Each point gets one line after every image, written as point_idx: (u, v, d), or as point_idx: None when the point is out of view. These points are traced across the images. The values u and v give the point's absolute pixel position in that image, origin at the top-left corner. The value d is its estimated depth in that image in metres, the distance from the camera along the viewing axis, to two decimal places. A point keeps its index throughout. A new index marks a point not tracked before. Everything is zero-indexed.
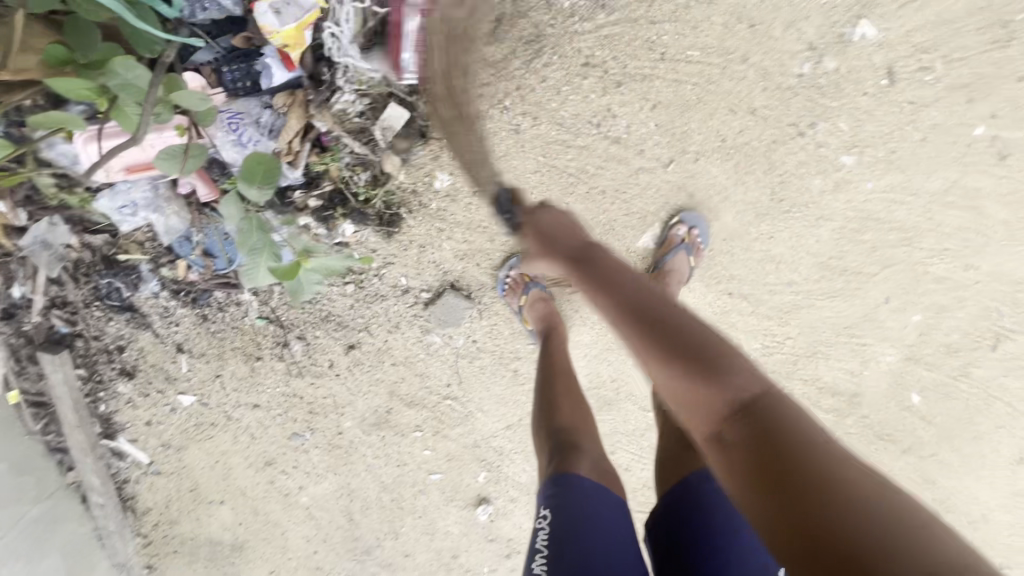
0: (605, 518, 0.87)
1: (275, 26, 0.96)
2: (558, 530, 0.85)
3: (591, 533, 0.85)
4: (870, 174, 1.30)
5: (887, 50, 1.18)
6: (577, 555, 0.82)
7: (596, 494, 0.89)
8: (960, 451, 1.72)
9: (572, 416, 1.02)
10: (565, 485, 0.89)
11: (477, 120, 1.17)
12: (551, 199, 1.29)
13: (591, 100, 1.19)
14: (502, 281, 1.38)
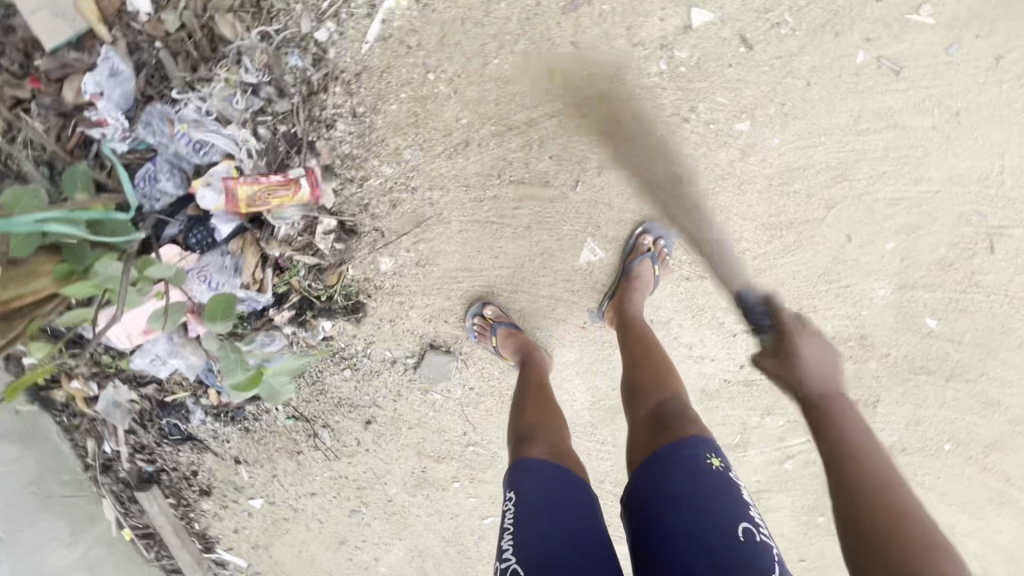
0: (562, 490, 1.06)
1: (216, 199, 1.19)
2: (523, 504, 1.04)
3: (549, 502, 1.04)
4: (771, 131, 1.34)
5: (733, 22, 1.24)
6: (537, 521, 1.01)
7: (551, 471, 1.09)
8: (995, 359, 1.63)
9: (540, 418, 1.25)
10: (526, 468, 1.09)
11: (394, 205, 1.34)
12: (486, 247, 1.44)
13: (485, 158, 1.33)
14: (471, 329, 1.50)
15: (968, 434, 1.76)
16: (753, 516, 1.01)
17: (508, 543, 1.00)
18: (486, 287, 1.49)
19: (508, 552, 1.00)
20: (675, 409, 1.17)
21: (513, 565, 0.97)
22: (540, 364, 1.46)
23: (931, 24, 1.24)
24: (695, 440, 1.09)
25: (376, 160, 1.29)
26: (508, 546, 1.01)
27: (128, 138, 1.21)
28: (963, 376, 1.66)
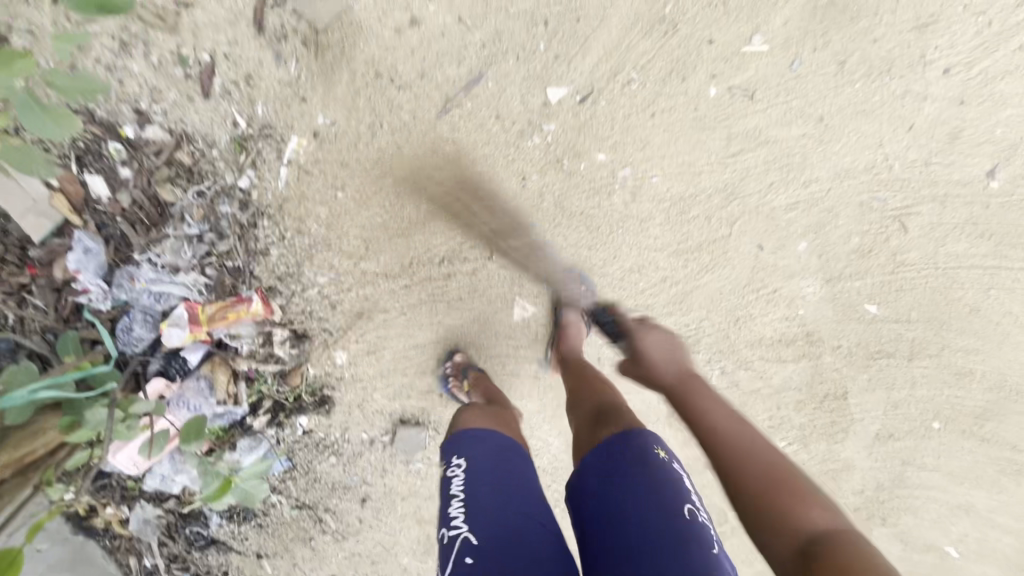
0: (509, 461, 1.11)
1: (183, 330, 1.40)
2: (471, 468, 1.09)
3: (498, 469, 1.09)
4: (651, 171, 1.46)
5: (588, 89, 1.38)
6: (487, 489, 1.04)
7: (495, 438, 1.16)
8: (950, 330, 1.62)
9: (495, 411, 1.27)
10: (469, 442, 1.14)
11: (335, 305, 1.51)
12: (426, 324, 1.59)
13: (404, 249, 1.50)
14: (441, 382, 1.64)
15: (953, 408, 1.72)
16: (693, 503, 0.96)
17: (458, 512, 1.03)
18: (436, 358, 1.63)
19: (459, 520, 1.02)
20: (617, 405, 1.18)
21: (465, 533, 0.99)
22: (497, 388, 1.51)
23: (767, 50, 1.36)
24: (634, 430, 1.05)
25: (309, 271, 1.48)
26: (459, 515, 1.03)
27: (109, 297, 1.45)
28: (925, 353, 1.65)
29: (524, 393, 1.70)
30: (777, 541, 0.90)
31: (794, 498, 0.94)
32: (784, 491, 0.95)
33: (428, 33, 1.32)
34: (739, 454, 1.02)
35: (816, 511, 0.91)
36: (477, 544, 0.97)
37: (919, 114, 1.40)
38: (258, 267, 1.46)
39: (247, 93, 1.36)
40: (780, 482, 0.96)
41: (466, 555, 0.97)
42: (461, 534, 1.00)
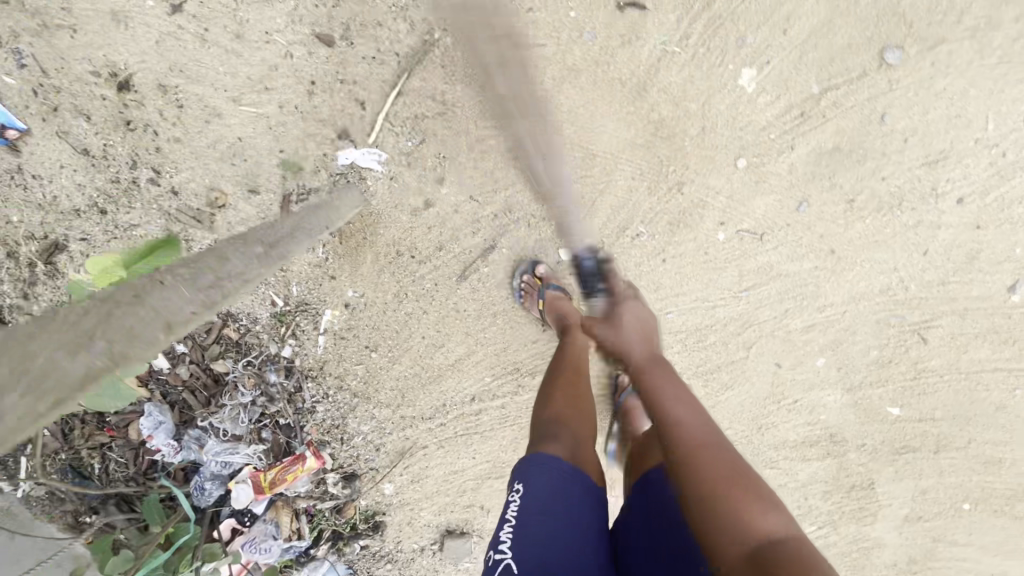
0: (576, 493, 0.94)
1: (247, 489, 1.55)
2: (535, 494, 0.91)
3: (565, 505, 0.91)
4: (667, 309, 1.49)
5: (599, 245, 1.42)
6: (539, 520, 0.88)
7: (570, 471, 0.95)
8: (976, 424, 1.64)
9: (568, 406, 1.09)
10: (547, 463, 0.95)
11: (379, 448, 1.65)
12: (463, 452, 1.70)
13: (437, 393, 1.61)
14: (518, 288, 1.44)
15: (984, 491, 1.74)
16: None
17: (508, 536, 0.89)
18: (476, 479, 1.75)
19: (505, 544, 0.88)
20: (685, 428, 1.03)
21: (506, 561, 0.86)
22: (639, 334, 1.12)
23: (776, 193, 1.36)
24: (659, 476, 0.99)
25: (353, 422, 1.61)
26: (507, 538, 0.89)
27: (178, 451, 1.55)
28: (951, 445, 1.68)
29: None
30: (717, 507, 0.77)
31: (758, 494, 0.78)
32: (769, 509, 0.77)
33: (441, 213, 1.38)
34: (687, 439, 0.87)
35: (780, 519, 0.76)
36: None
37: (934, 240, 1.39)
38: (307, 428, 1.59)
39: (282, 277, 1.46)
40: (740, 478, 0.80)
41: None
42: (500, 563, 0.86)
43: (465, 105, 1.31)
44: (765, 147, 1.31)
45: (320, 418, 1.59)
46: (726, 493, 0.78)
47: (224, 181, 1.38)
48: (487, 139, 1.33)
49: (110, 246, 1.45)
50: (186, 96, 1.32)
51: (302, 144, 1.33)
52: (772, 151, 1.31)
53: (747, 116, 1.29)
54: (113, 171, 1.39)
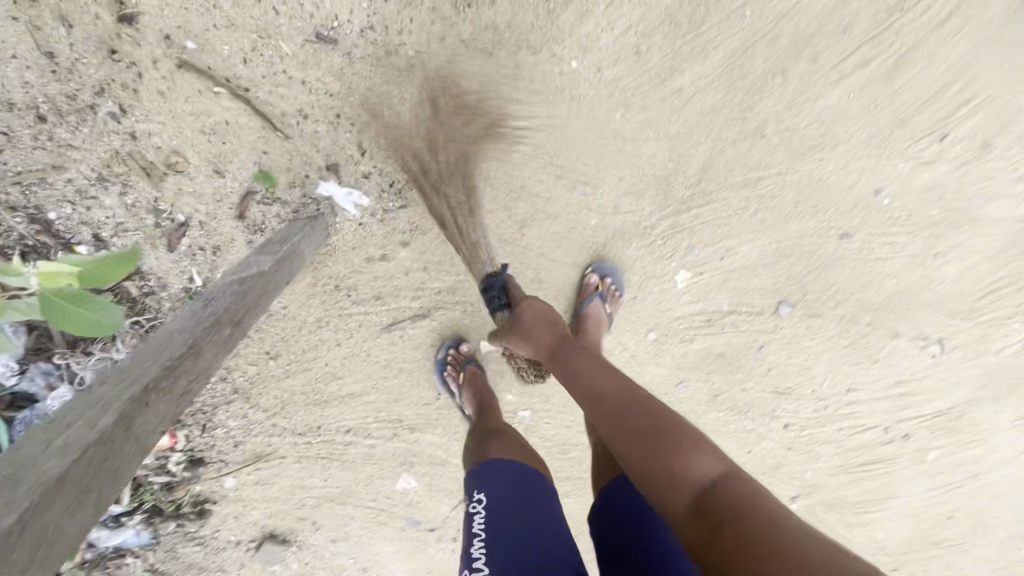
0: (541, 493, 1.00)
1: None
2: (495, 501, 0.97)
3: (523, 503, 0.96)
4: (547, 420, 1.68)
5: (515, 350, 1.58)
6: (507, 523, 0.93)
7: (522, 472, 1.02)
8: None
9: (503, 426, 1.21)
10: (497, 469, 1.01)
11: (238, 444, 1.65)
12: (318, 473, 1.75)
13: (315, 415, 1.65)
14: (441, 360, 1.54)
15: None
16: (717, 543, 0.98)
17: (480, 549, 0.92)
18: (318, 497, 1.80)
19: (478, 561, 0.91)
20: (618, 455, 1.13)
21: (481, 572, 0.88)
22: (549, 323, 1.18)
23: (666, 368, 1.61)
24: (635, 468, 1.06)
25: (222, 414, 1.59)
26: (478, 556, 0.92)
27: (20, 376, 1.42)
28: None
29: (387, 539, 1.90)
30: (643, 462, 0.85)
31: (678, 434, 0.86)
32: (692, 448, 0.83)
33: (391, 269, 1.45)
34: (604, 400, 0.95)
35: (704, 459, 0.82)
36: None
37: (758, 446, 1.73)
38: None
39: (212, 261, 1.44)
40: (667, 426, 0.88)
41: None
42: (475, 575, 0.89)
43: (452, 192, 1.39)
44: (673, 332, 1.56)
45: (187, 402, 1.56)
46: (667, 448, 0.84)
47: (193, 153, 1.35)
48: (460, 229, 1.42)
49: (34, 153, 1.33)
50: (189, 59, 1.26)
51: (287, 157, 1.34)
52: (677, 337, 1.56)
53: (670, 304, 1.52)
54: (73, 88, 1.28)
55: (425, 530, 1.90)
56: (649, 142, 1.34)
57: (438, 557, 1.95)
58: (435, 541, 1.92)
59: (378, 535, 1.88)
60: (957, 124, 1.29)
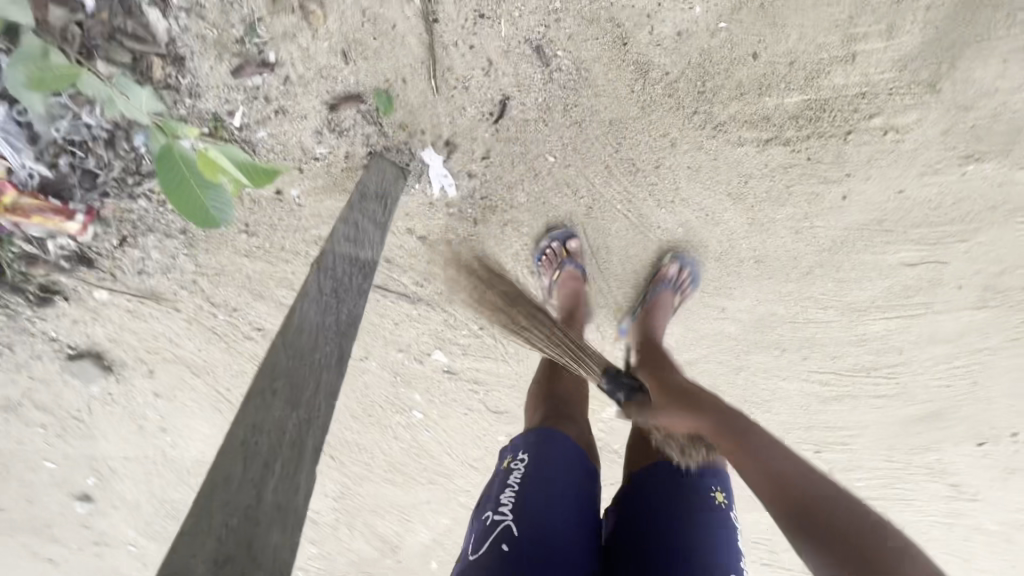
0: (584, 476, 0.91)
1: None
2: (537, 468, 0.87)
3: (562, 482, 0.87)
4: (429, 428, 1.81)
5: (453, 371, 1.66)
6: (541, 494, 0.84)
7: (574, 451, 0.92)
8: None
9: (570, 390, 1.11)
10: (557, 440, 0.92)
11: (140, 274, 1.44)
12: (195, 340, 1.61)
13: (239, 299, 1.52)
14: (542, 251, 1.39)
15: None
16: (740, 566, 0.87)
17: (511, 499, 0.85)
18: (176, 356, 1.65)
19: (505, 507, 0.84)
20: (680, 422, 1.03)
21: (507, 522, 0.82)
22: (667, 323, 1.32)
23: None
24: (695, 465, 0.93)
25: (150, 241, 1.39)
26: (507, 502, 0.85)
27: None
28: None
29: (211, 421, 1.83)
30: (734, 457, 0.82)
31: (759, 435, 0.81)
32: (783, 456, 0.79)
33: (419, 249, 1.43)
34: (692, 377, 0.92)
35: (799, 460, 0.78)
36: (518, 545, 0.80)
37: None
38: (101, 199, 1.30)
39: (265, 115, 1.25)
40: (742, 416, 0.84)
41: (501, 542, 0.80)
42: (500, 524, 0.82)
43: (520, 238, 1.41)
44: None
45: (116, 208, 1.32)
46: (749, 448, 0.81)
47: (336, 18, 1.17)
48: (499, 266, 1.46)
49: None
50: None
51: (418, 101, 1.24)
52: None
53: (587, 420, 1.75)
54: None
55: None
56: (676, 323, 1.52)
57: None
58: None
59: (205, 413, 1.80)
60: (831, 450, 1.70)
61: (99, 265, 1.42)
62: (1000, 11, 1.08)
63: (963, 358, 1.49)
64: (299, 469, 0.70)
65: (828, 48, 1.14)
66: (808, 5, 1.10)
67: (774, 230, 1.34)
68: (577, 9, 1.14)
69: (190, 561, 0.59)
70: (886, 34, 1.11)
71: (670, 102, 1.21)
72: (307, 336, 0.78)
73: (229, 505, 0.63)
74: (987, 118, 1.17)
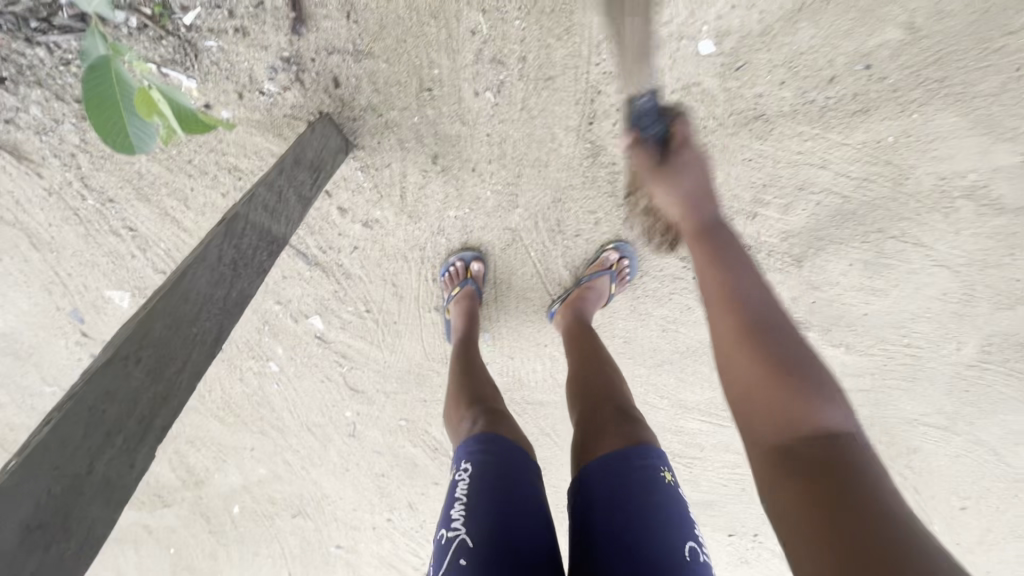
0: (530, 479, 0.88)
1: None
2: (480, 476, 0.87)
3: (503, 484, 0.85)
4: (279, 382, 1.78)
5: (325, 339, 1.65)
6: (486, 503, 0.83)
7: (514, 452, 0.91)
8: (230, 561, 2.24)
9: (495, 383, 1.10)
10: (491, 443, 0.91)
11: (7, 123, 1.26)
12: (51, 214, 1.44)
13: (121, 191, 1.39)
14: (448, 265, 1.45)
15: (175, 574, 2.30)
16: (697, 533, 0.83)
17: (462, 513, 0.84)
18: (19, 221, 1.46)
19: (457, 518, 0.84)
20: (625, 398, 1.02)
21: (463, 535, 0.81)
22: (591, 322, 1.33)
23: (384, 438, 1.90)
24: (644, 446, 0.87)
25: (33, 94, 1.22)
26: (456, 513, 0.85)
27: None
28: (211, 552, 2.23)
29: (36, 299, 1.63)
30: (735, 371, 0.74)
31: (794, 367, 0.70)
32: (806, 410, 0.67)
33: (333, 217, 1.42)
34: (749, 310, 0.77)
35: (829, 392, 0.68)
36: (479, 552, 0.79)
37: (362, 515, 2.11)
38: None
39: (223, 28, 1.17)
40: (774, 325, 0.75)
41: (460, 557, 0.80)
42: (457, 539, 0.81)
43: (434, 246, 1.46)
44: (413, 431, 1.88)
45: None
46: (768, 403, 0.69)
47: None
48: (406, 262, 1.49)
49: None
50: None
51: (386, 86, 1.24)
52: (412, 435, 1.89)
53: (435, 422, 1.84)
54: None
55: (78, 330, 1.70)
56: (544, 370, 1.65)
57: (60, 349, 1.75)
58: (73, 343, 1.73)
59: (32, 290, 1.61)
60: None
61: None
62: (863, 229, 1.35)
63: (743, 468, 1.82)
64: (138, 446, 0.72)
65: (740, 201, 1.33)
66: (740, 160, 1.28)
67: (647, 322, 1.54)
68: (558, 75, 1.21)
69: (5, 524, 0.61)
70: (783, 209, 1.33)
71: (607, 187, 1.33)
72: (191, 307, 0.80)
73: (57, 472, 0.65)
74: (825, 299, 1.46)
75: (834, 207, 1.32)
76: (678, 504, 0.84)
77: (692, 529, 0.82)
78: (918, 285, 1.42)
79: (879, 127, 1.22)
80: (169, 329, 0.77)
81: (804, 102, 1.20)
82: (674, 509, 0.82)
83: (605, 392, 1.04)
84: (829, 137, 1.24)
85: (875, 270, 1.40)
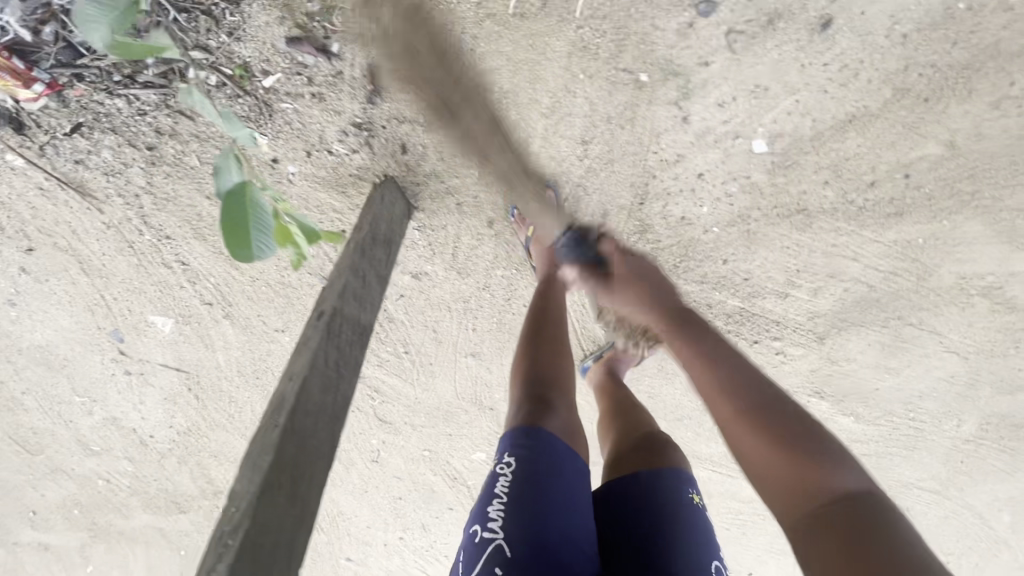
0: (570, 478, 0.88)
1: None
2: (523, 474, 0.85)
3: (545, 486, 0.84)
4: None
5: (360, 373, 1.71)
6: (526, 505, 0.82)
7: (559, 448, 0.89)
8: None
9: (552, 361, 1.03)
10: (539, 439, 0.89)
11: (75, 162, 1.29)
12: (106, 244, 1.47)
13: (178, 229, 1.43)
14: (515, 203, 1.31)
15: None
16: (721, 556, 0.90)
17: (500, 514, 0.83)
18: (71, 247, 1.48)
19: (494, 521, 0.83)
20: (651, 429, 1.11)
21: (498, 541, 0.80)
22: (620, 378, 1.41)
23: (405, 465, 1.97)
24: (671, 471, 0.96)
25: (106, 139, 1.25)
26: (493, 514, 0.84)
27: None
28: None
29: (77, 318, 1.66)
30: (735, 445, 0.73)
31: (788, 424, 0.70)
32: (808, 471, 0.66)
33: None
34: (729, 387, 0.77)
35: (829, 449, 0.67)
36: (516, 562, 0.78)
37: (375, 532, 2.18)
38: (61, 79, 1.15)
39: (299, 93, 1.21)
40: (770, 394, 0.73)
41: (497, 561, 0.79)
42: (492, 543, 0.81)
43: (478, 299, 1.51)
44: (435, 460, 1.94)
45: (77, 93, 1.18)
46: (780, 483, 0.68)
47: None
48: (448, 312, 1.55)
49: None
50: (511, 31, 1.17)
51: (451, 155, 1.29)
52: (432, 464, 1.96)
53: (457, 454, 1.91)
54: None
55: (116, 349, 1.73)
56: None
57: (96, 364, 1.78)
58: (110, 360, 1.76)
59: (75, 309, 1.64)
60: None
61: (36, 139, 1.26)
62: (884, 315, 1.44)
63: (745, 514, 1.92)
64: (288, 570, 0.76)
65: (773, 282, 1.40)
66: (779, 247, 1.35)
67: (672, 381, 1.62)
68: (617, 158, 1.27)
69: None
70: (812, 292, 1.41)
71: (651, 261, 1.39)
72: (311, 420, 0.88)
73: None
74: (841, 373, 1.55)
75: (860, 294, 1.41)
76: (705, 526, 0.91)
77: (717, 552, 0.89)
78: (928, 368, 1.52)
79: (911, 229, 1.30)
80: (299, 447, 0.84)
81: (845, 202, 1.28)
82: (703, 531, 0.89)
83: (635, 428, 1.12)
84: (864, 234, 1.32)
85: (890, 352, 1.50)
